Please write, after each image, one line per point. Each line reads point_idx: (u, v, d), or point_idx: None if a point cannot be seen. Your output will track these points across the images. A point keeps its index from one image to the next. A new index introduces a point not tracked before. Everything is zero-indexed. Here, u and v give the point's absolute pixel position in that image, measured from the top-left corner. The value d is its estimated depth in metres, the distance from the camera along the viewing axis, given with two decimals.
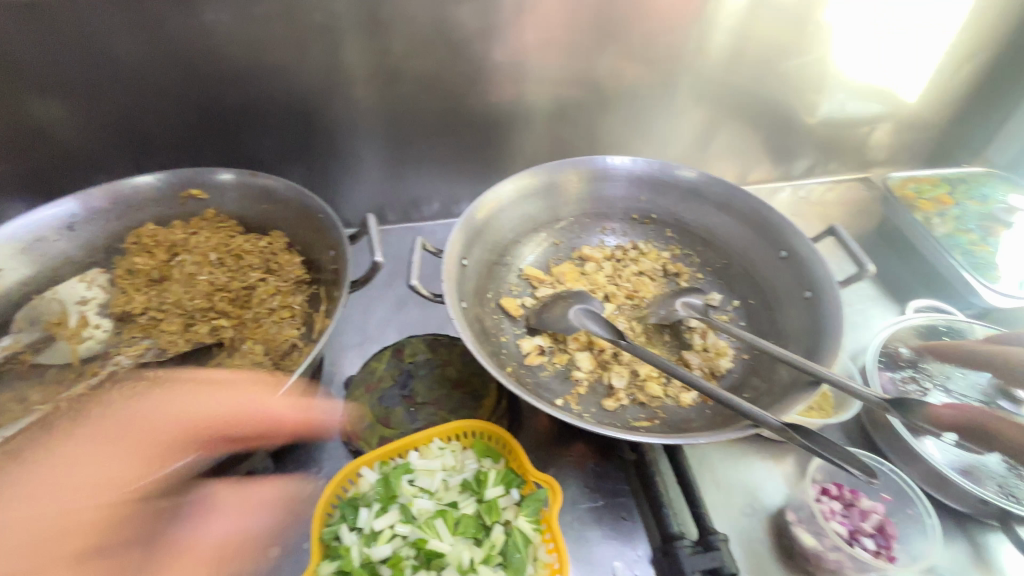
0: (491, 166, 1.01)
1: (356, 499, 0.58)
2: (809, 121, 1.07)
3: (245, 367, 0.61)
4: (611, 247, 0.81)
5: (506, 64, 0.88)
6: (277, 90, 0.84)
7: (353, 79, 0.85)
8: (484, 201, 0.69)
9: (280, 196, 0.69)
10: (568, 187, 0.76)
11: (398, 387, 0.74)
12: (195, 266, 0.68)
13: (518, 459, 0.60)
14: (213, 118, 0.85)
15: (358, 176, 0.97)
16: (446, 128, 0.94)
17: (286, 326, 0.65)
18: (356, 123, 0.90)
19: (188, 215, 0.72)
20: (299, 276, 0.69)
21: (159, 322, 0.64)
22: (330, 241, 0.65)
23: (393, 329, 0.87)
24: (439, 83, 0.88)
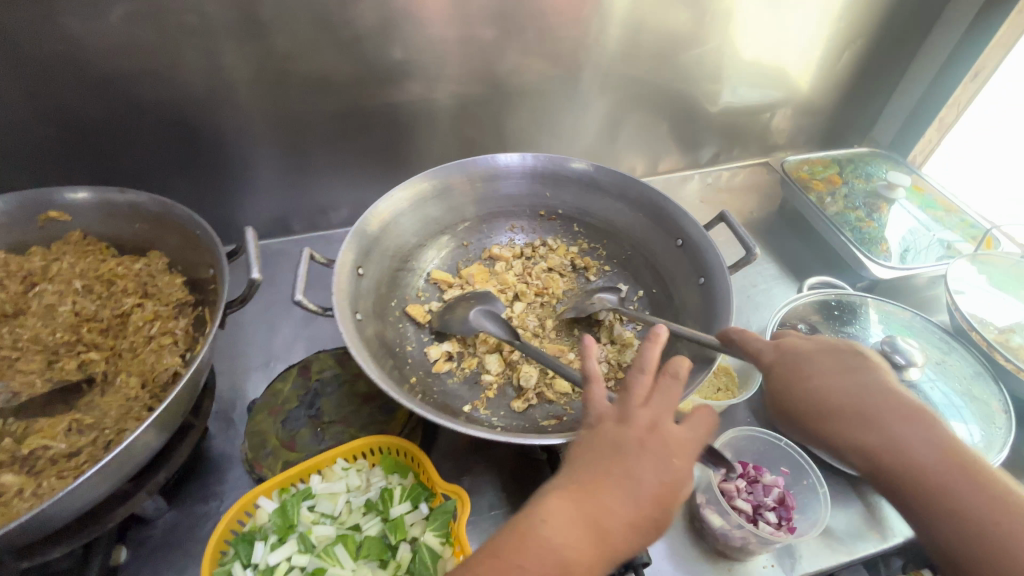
0: (399, 167, 0.98)
1: (252, 532, 0.55)
2: (711, 109, 1.10)
3: (118, 403, 0.54)
4: (520, 245, 0.80)
5: (403, 63, 0.85)
6: (152, 97, 0.78)
7: (237, 83, 0.80)
8: (377, 209, 0.66)
9: (152, 212, 0.64)
10: (467, 187, 0.74)
11: (303, 407, 0.70)
12: (57, 297, 0.61)
13: (426, 473, 0.58)
14: (80, 132, 0.78)
15: (257, 186, 0.92)
16: (346, 131, 0.90)
17: (167, 353, 0.59)
18: (247, 130, 0.85)
19: (49, 238, 0.65)
20: (181, 298, 0.64)
21: (12, 362, 0.57)
22: (210, 257, 0.60)
23: (302, 345, 0.83)
24: (333, 85, 0.84)
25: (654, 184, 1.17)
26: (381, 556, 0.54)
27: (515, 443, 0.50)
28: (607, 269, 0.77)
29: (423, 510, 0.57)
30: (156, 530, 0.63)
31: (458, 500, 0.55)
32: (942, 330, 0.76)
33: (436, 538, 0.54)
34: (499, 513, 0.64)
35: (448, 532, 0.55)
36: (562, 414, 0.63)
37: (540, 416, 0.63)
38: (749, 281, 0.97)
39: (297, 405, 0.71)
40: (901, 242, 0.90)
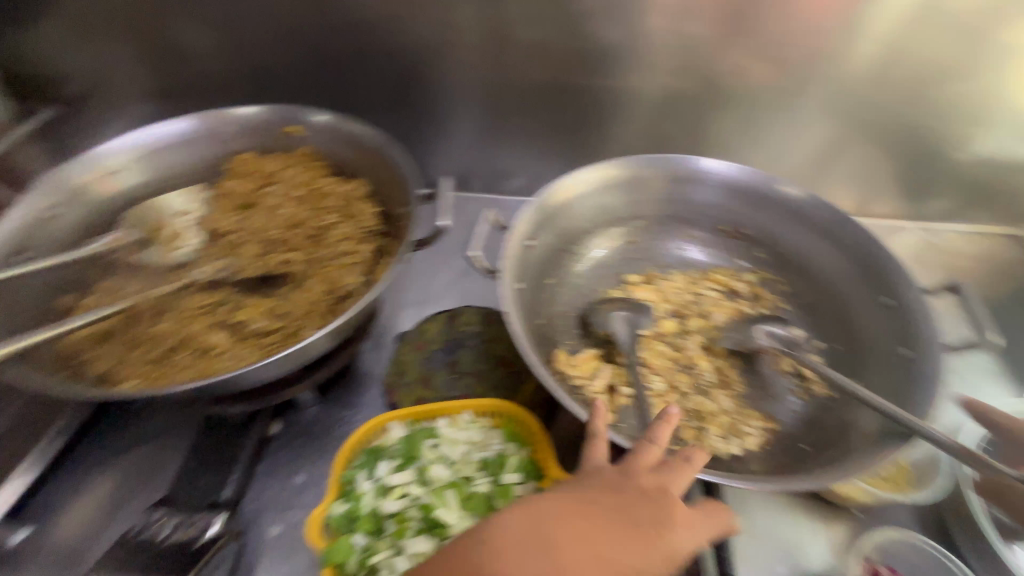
0: (583, 151, 0.97)
1: (379, 449, 0.59)
2: (960, 158, 0.92)
3: (304, 302, 0.62)
4: (690, 257, 0.74)
5: (620, 46, 0.83)
6: (390, 42, 0.85)
7: (463, 41, 0.84)
8: (568, 182, 0.67)
9: (370, 146, 0.71)
10: (656, 184, 0.71)
11: (443, 352, 0.77)
12: (281, 199, 0.72)
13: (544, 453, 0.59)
14: (326, 63, 0.88)
15: (451, 139, 0.97)
16: (546, 104, 0.91)
17: (351, 271, 0.67)
18: (460, 84, 0.89)
19: (284, 148, 0.75)
20: (373, 226, 0.71)
21: (240, 244, 0.68)
22: (407, 196, 0.66)
23: (453, 296, 0.88)
24: (548, 57, 0.85)
25: None
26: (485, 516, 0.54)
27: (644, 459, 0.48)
28: (784, 307, 0.69)
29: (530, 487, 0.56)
30: (303, 418, 0.72)
31: None
32: None
33: None
34: None
35: None
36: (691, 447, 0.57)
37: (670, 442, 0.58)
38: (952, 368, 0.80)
39: (440, 349, 0.77)
40: None
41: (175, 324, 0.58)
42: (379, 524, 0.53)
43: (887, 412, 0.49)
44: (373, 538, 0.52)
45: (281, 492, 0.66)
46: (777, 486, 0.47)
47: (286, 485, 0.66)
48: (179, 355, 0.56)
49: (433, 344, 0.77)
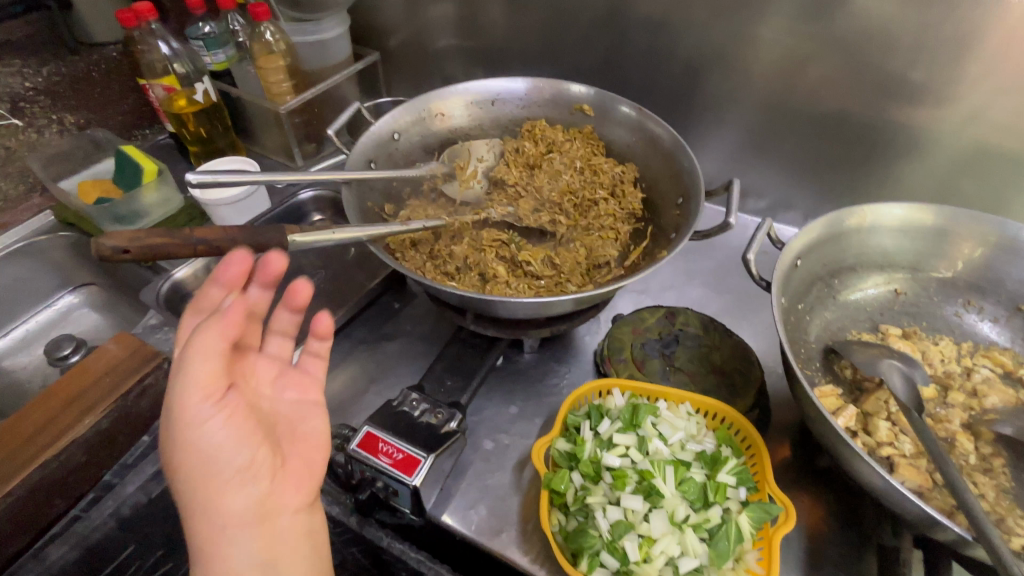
0: (846, 189, 0.91)
1: (602, 408, 0.64)
2: None
3: (568, 259, 0.70)
4: (969, 327, 0.68)
5: (936, 87, 0.77)
6: (684, 43, 0.89)
7: (759, 54, 0.85)
8: (862, 211, 0.64)
9: (653, 136, 0.74)
10: (959, 239, 0.65)
11: (660, 343, 0.79)
12: (561, 166, 0.79)
13: (760, 467, 0.59)
14: (615, 54, 0.95)
15: (707, 146, 0.98)
16: (822, 132, 0.87)
17: (609, 244, 0.73)
18: (737, 95, 0.90)
19: (571, 123, 0.82)
20: (635, 209, 0.76)
21: (520, 197, 0.78)
22: (685, 190, 0.68)
23: (672, 294, 0.90)
24: (843, 85, 0.82)
25: None
26: (696, 501, 0.56)
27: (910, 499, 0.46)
28: None
29: (741, 494, 0.57)
30: (522, 360, 0.80)
31: (786, 512, 0.54)
32: None
33: (749, 525, 0.54)
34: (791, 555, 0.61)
35: (758, 529, 0.55)
36: None
37: None
38: None
39: (657, 339, 0.80)
40: None
41: (468, 249, 0.69)
42: (598, 471, 0.58)
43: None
44: (591, 482, 0.58)
45: (495, 415, 0.74)
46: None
47: (500, 411, 0.75)
48: (467, 275, 0.67)
49: (650, 333, 0.80)
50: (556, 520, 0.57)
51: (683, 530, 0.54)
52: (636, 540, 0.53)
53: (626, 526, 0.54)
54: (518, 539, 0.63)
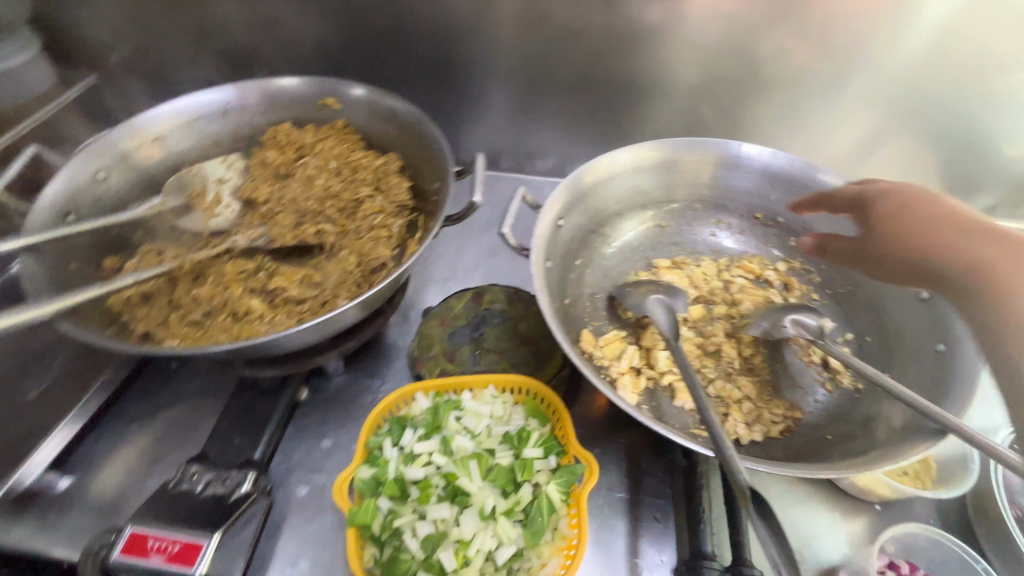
0: (615, 134, 0.95)
1: (405, 419, 0.60)
2: (1010, 152, 0.87)
3: (337, 271, 0.64)
4: (722, 243, 0.74)
5: (658, 26, 0.81)
6: (426, 16, 0.84)
7: (499, 16, 0.83)
8: (602, 159, 0.67)
9: (403, 119, 0.71)
10: (692, 168, 0.70)
11: (469, 328, 0.77)
12: (317, 170, 0.73)
13: (564, 430, 0.60)
14: (361, 36, 0.88)
15: (482, 116, 0.96)
16: (579, 84, 0.89)
17: (382, 244, 0.68)
18: (492, 61, 0.88)
19: (322, 121, 0.75)
20: (405, 200, 0.71)
21: (275, 214, 0.69)
22: (440, 172, 0.66)
23: (479, 273, 0.89)
24: (582, 38, 0.84)
25: None
26: (506, 486, 0.55)
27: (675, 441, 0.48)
28: (814, 297, 0.68)
29: (550, 462, 0.58)
30: (332, 384, 0.74)
31: (589, 469, 0.55)
32: None
33: (558, 493, 0.55)
34: (616, 498, 0.64)
35: (569, 493, 0.56)
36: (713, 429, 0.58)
37: (692, 423, 0.59)
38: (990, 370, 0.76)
39: (466, 325, 0.78)
40: None
41: (213, 289, 0.60)
42: (404, 490, 0.55)
43: (918, 407, 0.47)
44: (400, 502, 0.55)
45: (308, 454, 0.68)
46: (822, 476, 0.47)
47: (313, 448, 0.69)
48: (216, 319, 0.58)
49: (458, 320, 0.78)
50: (370, 554, 0.53)
51: (496, 521, 0.53)
52: (450, 549, 0.51)
53: (438, 538, 0.51)
54: None
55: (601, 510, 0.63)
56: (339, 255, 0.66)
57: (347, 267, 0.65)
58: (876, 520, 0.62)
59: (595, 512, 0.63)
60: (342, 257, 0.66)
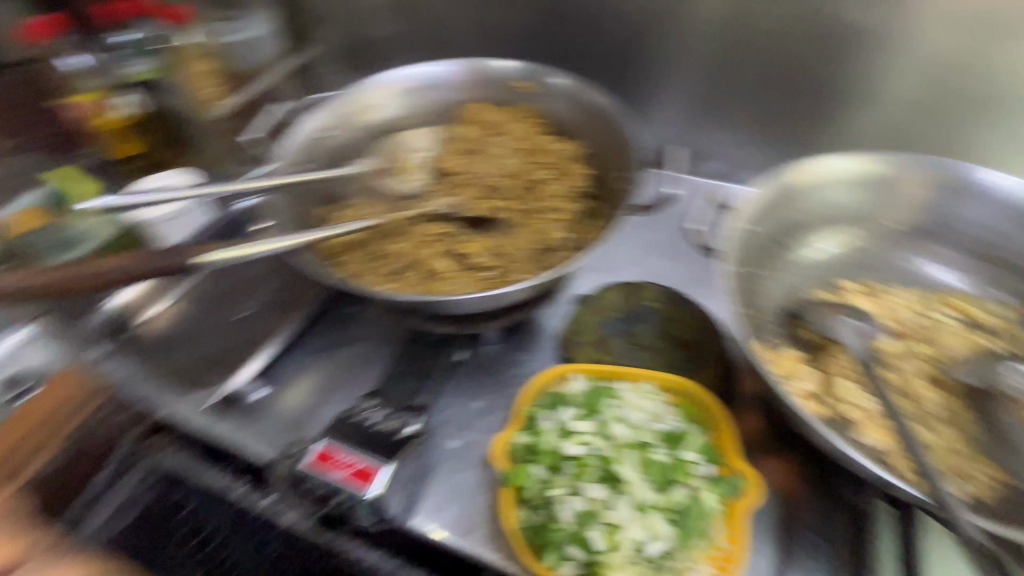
0: (801, 143, 0.89)
1: (564, 396, 0.62)
2: None
3: (517, 246, 0.67)
4: (927, 276, 0.66)
5: (880, 31, 0.75)
6: (624, 9, 0.85)
7: (700, 14, 0.82)
8: (806, 168, 0.63)
9: (596, 108, 0.73)
10: (906, 188, 0.64)
11: (622, 322, 0.77)
12: (505, 150, 0.76)
13: (725, 442, 0.59)
14: (553, 27, 0.92)
15: (657, 114, 0.95)
16: (771, 88, 0.85)
17: (560, 227, 0.70)
18: (681, 58, 0.87)
19: (514, 104, 0.79)
20: (585, 188, 0.72)
21: (465, 185, 0.74)
22: (625, 163, 0.68)
23: (633, 270, 0.88)
24: (787, 38, 0.79)
25: None
26: (661, 483, 0.55)
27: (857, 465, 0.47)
28: None
29: (708, 470, 0.56)
30: (484, 352, 0.78)
31: (750, 483, 0.55)
32: None
33: (715, 502, 0.54)
34: (764, 523, 0.61)
35: (726, 504, 0.54)
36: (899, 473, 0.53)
37: None
38: None
39: (618, 318, 0.78)
40: None
41: (412, 247, 0.66)
42: (560, 462, 0.56)
43: None
44: (554, 473, 0.56)
45: (458, 412, 0.72)
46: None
47: (463, 408, 0.73)
48: (411, 273, 0.64)
49: (611, 312, 0.79)
50: (521, 516, 0.55)
51: (649, 513, 0.53)
52: (601, 529, 0.52)
53: (591, 516, 0.52)
54: (487, 538, 0.61)
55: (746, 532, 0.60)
56: (518, 232, 0.70)
57: (525, 244, 0.68)
58: None
59: None
60: (522, 234, 0.69)
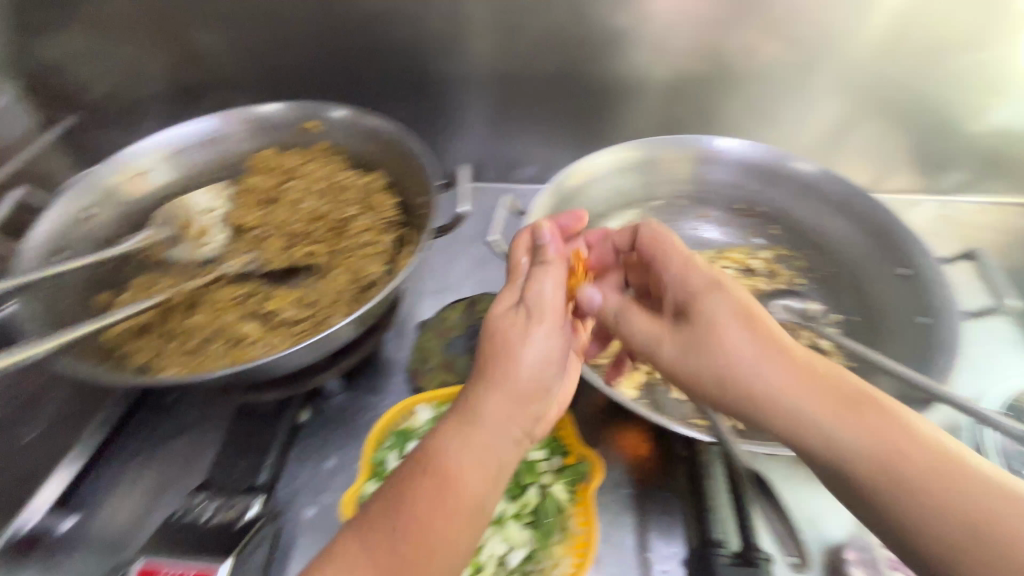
0: (596, 136, 0.97)
1: (408, 432, 0.63)
2: (971, 126, 0.92)
3: (331, 291, 0.64)
4: (708, 237, 0.75)
5: (631, 30, 0.83)
6: (403, 33, 0.86)
7: (475, 31, 0.85)
8: (578, 168, 0.68)
9: (386, 137, 0.72)
10: (668, 166, 0.72)
11: (466, 338, 0.77)
12: (304, 193, 0.74)
13: (566, 431, 0.61)
14: (339, 60, 0.90)
15: (463, 129, 0.98)
16: (556, 91, 0.91)
17: (374, 261, 0.68)
18: (469, 74, 0.90)
19: (306, 144, 0.77)
20: (393, 215, 0.72)
21: (266, 238, 0.70)
22: (425, 186, 0.68)
23: (472, 283, 0.90)
24: (557, 43, 0.85)
25: None
26: (513, 490, 0.57)
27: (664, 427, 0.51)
28: (802, 282, 0.70)
29: (554, 463, 0.59)
30: (332, 403, 0.74)
31: (592, 466, 0.57)
32: None
33: (564, 493, 0.56)
34: (623, 493, 0.65)
35: (576, 492, 0.56)
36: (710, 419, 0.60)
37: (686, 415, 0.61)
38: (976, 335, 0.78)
39: (462, 335, 0.77)
40: None
41: (210, 316, 0.60)
42: None
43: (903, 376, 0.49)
44: None
45: (313, 476, 0.68)
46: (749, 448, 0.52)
47: (317, 470, 0.68)
48: (213, 345, 0.58)
49: (454, 330, 0.78)
50: None
51: (504, 524, 0.55)
52: None
53: None
54: None
55: (609, 507, 0.64)
56: (329, 278, 0.66)
57: (337, 287, 0.65)
58: None
59: (603, 510, 0.64)
60: (333, 279, 0.66)
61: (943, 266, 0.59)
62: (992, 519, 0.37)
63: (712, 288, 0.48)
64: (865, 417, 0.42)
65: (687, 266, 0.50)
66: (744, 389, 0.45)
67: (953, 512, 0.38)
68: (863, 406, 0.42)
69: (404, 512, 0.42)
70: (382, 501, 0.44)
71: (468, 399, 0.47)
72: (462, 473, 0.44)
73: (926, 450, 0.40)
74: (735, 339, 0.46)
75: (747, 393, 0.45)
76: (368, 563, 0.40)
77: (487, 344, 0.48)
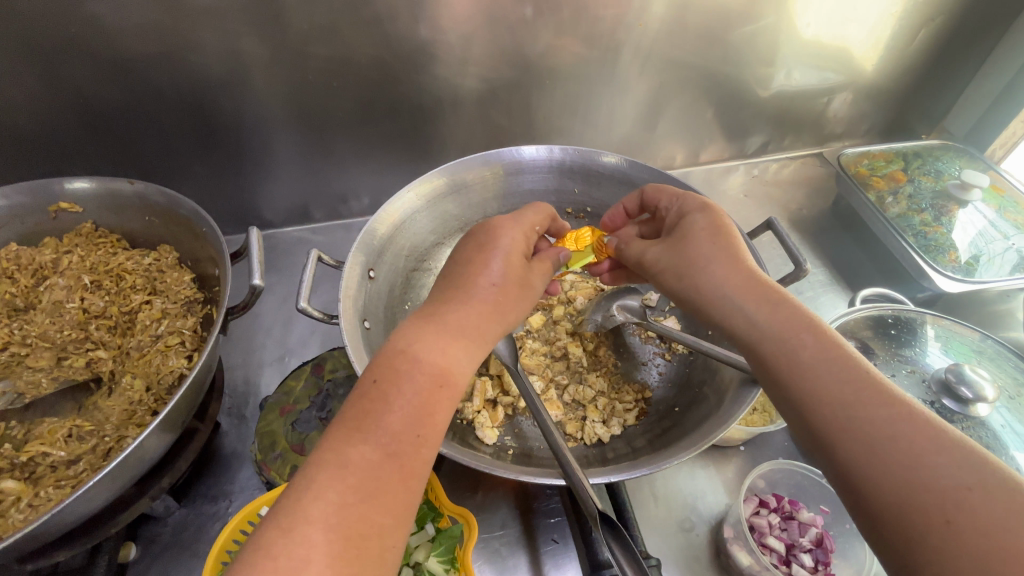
0: (423, 156, 0.92)
1: None
2: (762, 94, 0.99)
3: (120, 408, 0.53)
4: None
5: (428, 45, 0.78)
6: (163, 79, 0.73)
7: (254, 67, 0.75)
8: (388, 208, 0.63)
9: (161, 207, 0.62)
10: (484, 184, 0.70)
11: (315, 408, 0.68)
12: (65, 292, 0.60)
13: (434, 492, 0.57)
14: (93, 121, 0.75)
15: (275, 172, 0.88)
16: (366, 117, 0.84)
17: (173, 354, 0.58)
18: (261, 114, 0.80)
19: (63, 230, 0.64)
20: (190, 295, 0.62)
21: (22, 358, 0.56)
22: (214, 255, 0.59)
23: (317, 339, 0.81)
24: (351, 69, 0.78)
25: (693, 175, 1.09)
26: None
27: (516, 479, 0.47)
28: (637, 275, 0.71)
29: (428, 531, 0.55)
30: (165, 529, 0.62)
31: (464, 523, 0.52)
32: (1017, 357, 0.66)
33: (440, 564, 0.52)
34: (510, 533, 0.62)
35: (453, 557, 0.52)
36: (576, 437, 0.58)
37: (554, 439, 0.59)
38: (795, 287, 0.91)
39: (309, 406, 0.69)
40: (970, 249, 0.81)
41: None
42: None
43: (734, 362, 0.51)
44: None
45: None
46: (604, 479, 0.47)
47: None
48: None
49: (299, 403, 0.69)
50: None
51: None
52: None
53: None
54: None
55: (500, 552, 0.60)
56: (115, 393, 0.55)
57: (126, 401, 0.54)
58: (743, 459, 0.68)
59: (493, 557, 0.60)
60: (121, 391, 0.54)
61: (750, 239, 0.62)
62: (859, 403, 0.36)
63: (702, 208, 0.51)
64: (779, 306, 0.43)
65: (684, 196, 0.54)
66: (698, 284, 0.47)
67: (834, 396, 0.37)
68: (779, 301, 0.43)
69: (403, 402, 0.37)
70: (367, 396, 0.37)
71: (449, 304, 0.44)
72: (461, 371, 0.41)
73: (821, 340, 0.40)
74: (708, 251, 0.47)
75: (694, 288, 0.47)
76: (370, 449, 0.35)
77: (464, 265, 0.47)
